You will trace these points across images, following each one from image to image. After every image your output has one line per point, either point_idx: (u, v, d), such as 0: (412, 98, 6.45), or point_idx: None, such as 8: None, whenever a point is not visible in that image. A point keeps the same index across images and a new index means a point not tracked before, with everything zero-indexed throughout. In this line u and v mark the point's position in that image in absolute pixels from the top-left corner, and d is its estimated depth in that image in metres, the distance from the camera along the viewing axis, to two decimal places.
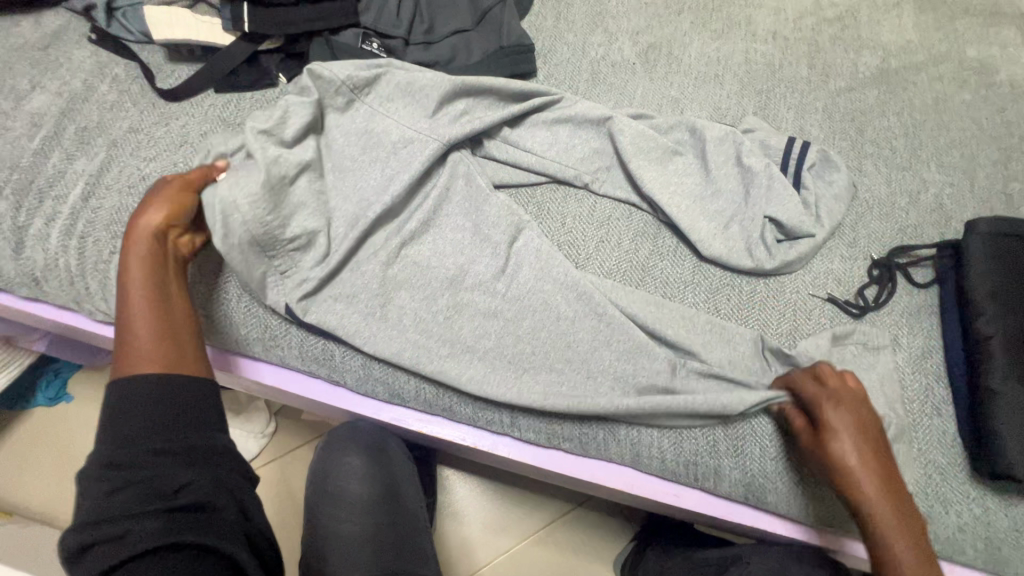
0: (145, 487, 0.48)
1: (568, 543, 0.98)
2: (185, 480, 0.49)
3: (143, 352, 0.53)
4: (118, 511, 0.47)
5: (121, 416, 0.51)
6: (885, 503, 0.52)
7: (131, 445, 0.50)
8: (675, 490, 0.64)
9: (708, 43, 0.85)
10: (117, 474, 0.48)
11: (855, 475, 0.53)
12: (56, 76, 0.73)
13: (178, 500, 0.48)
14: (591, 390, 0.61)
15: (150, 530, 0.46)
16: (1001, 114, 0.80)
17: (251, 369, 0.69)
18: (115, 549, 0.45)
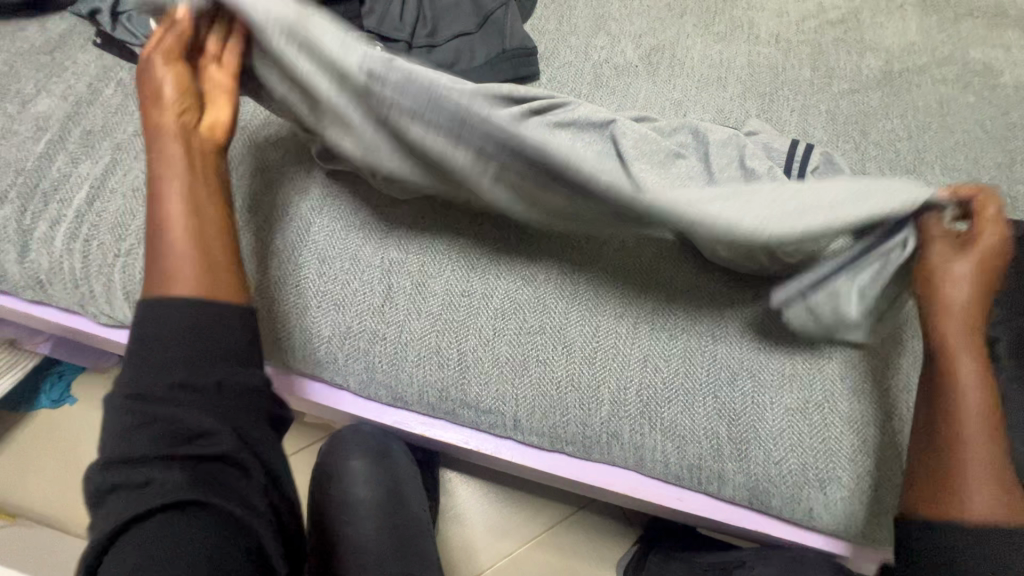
0: (167, 428, 0.48)
1: (571, 546, 0.98)
2: (207, 430, 0.48)
3: (177, 271, 0.52)
4: (143, 454, 0.47)
5: (156, 338, 0.50)
6: (968, 336, 0.53)
7: (159, 368, 0.49)
8: (678, 494, 0.64)
9: (710, 46, 0.85)
10: (140, 410, 0.48)
11: (956, 312, 0.53)
12: (61, 80, 0.73)
13: (204, 453, 0.48)
14: (591, 394, 0.61)
15: (171, 484, 0.46)
16: (1005, 116, 0.80)
17: (322, 393, 0.69)
18: (138, 498, 0.46)
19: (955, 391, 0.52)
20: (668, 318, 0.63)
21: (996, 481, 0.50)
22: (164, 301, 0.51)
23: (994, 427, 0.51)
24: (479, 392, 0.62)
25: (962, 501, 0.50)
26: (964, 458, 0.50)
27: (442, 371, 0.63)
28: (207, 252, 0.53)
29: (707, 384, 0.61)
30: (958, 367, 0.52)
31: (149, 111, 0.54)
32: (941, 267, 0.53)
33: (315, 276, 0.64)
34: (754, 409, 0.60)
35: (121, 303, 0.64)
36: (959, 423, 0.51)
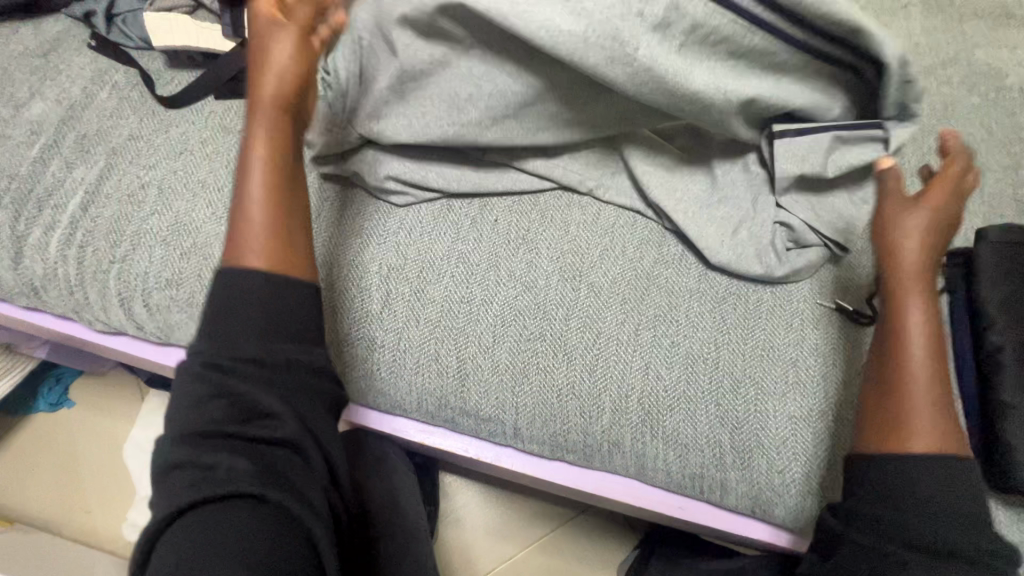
0: (243, 408, 0.44)
1: (572, 550, 0.97)
2: (278, 413, 0.44)
3: (251, 231, 0.49)
4: (217, 431, 0.43)
5: (226, 311, 0.47)
6: (919, 286, 0.52)
7: (234, 343, 0.46)
8: (681, 503, 0.63)
9: None
10: (223, 381, 0.44)
11: (908, 242, 0.53)
12: (55, 84, 0.72)
13: (277, 435, 0.44)
14: (591, 402, 0.60)
15: (240, 471, 0.41)
16: (1011, 118, 0.79)
17: (382, 420, 0.68)
18: (198, 481, 0.41)
19: (897, 322, 0.52)
20: (670, 325, 0.63)
21: (934, 409, 0.49)
22: (241, 270, 0.48)
23: (937, 360, 0.51)
24: (479, 399, 0.62)
25: (909, 433, 0.49)
26: (905, 388, 0.50)
27: (441, 378, 0.62)
28: (296, 232, 0.51)
29: (709, 392, 0.60)
30: (904, 299, 0.52)
31: (270, 58, 0.51)
32: (897, 208, 0.54)
33: (365, 266, 0.65)
34: (757, 417, 0.59)
35: (116, 310, 0.64)
36: (902, 353, 0.51)
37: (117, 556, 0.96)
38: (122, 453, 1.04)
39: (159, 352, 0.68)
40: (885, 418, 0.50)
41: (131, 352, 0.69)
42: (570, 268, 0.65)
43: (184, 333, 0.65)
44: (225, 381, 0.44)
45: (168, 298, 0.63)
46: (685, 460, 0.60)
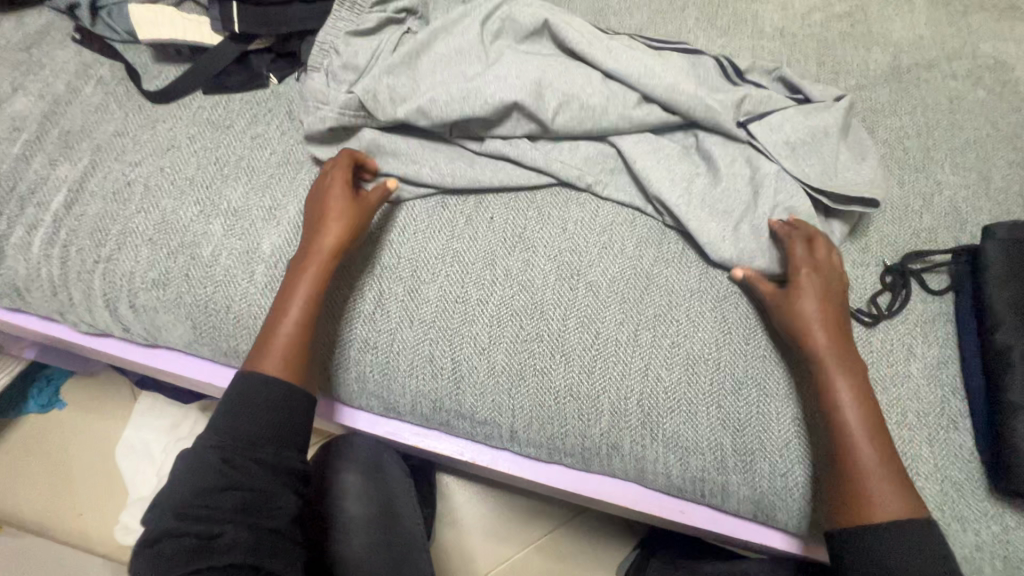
0: (242, 497, 0.50)
1: (571, 553, 0.96)
2: (275, 504, 0.51)
3: (277, 356, 0.55)
4: (215, 509, 0.49)
5: (238, 407, 0.53)
6: (835, 359, 0.55)
7: (249, 441, 0.52)
8: (681, 506, 0.62)
9: (713, 41, 0.83)
10: (228, 473, 0.50)
11: (810, 326, 0.56)
12: (39, 78, 0.70)
13: (271, 518, 0.51)
14: (589, 403, 0.59)
15: (238, 541, 0.48)
16: (1018, 112, 0.78)
17: (350, 418, 0.66)
18: (200, 550, 0.48)
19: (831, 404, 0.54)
20: (670, 325, 0.61)
21: (885, 474, 0.50)
22: (260, 380, 0.54)
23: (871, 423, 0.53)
24: (474, 402, 0.60)
25: (872, 505, 0.50)
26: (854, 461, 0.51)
27: (436, 380, 0.60)
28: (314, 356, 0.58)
29: (710, 394, 0.58)
30: (826, 382, 0.54)
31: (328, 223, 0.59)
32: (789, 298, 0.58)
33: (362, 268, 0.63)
34: (760, 419, 0.58)
35: (102, 312, 0.62)
36: (842, 430, 0.53)
37: (108, 559, 0.95)
38: (113, 455, 1.03)
39: (146, 353, 0.66)
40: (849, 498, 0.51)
41: (118, 353, 0.67)
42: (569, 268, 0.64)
43: (172, 334, 0.63)
44: (228, 477, 0.50)
45: (155, 299, 0.61)
46: (686, 464, 0.58)
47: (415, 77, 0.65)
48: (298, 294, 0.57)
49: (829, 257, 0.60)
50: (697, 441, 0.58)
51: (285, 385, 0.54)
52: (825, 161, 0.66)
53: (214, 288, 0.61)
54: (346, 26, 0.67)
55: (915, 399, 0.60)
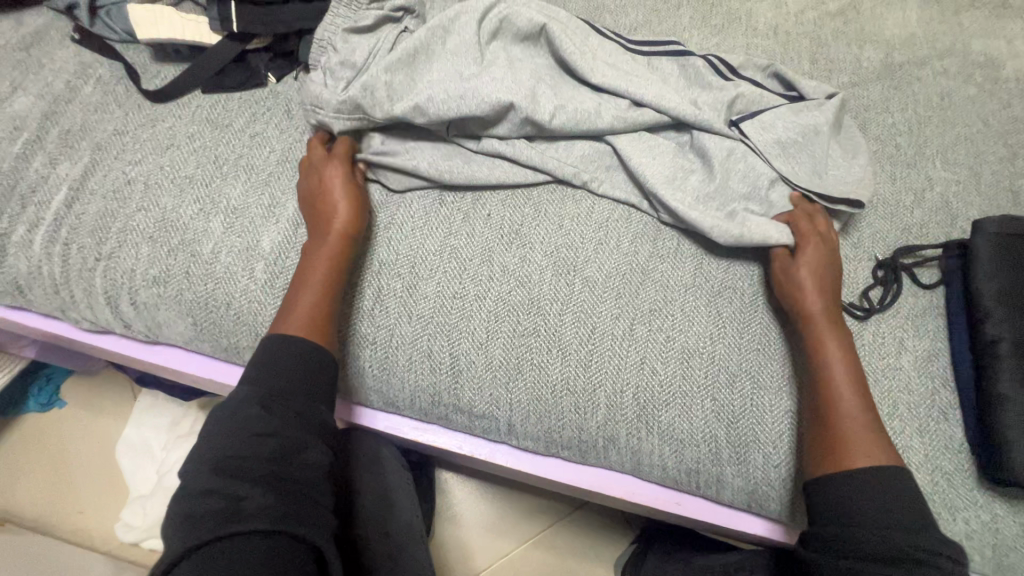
0: (276, 449, 0.47)
1: (570, 547, 0.97)
2: (309, 457, 0.49)
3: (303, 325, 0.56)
4: (247, 467, 0.46)
5: (270, 369, 0.53)
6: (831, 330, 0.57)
7: (281, 396, 0.51)
8: (677, 498, 0.63)
9: (707, 38, 0.83)
10: (265, 418, 0.49)
11: (808, 295, 0.59)
12: (38, 78, 0.71)
13: (297, 475, 0.47)
14: (585, 397, 0.60)
15: (264, 505, 0.43)
16: (1008, 109, 0.79)
17: (370, 419, 0.67)
18: (224, 512, 0.43)
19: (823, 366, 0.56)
20: (665, 320, 0.62)
21: (868, 430, 0.53)
22: (286, 344, 0.54)
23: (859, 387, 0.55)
24: (472, 396, 0.61)
25: (851, 453, 0.52)
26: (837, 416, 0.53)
27: (434, 374, 0.61)
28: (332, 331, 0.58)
29: (705, 386, 0.59)
30: (822, 348, 0.57)
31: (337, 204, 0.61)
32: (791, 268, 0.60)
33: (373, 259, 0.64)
34: (754, 412, 0.58)
35: (103, 309, 0.63)
36: (829, 391, 0.55)
37: (109, 556, 0.96)
38: (114, 453, 1.03)
39: (147, 350, 0.67)
40: (829, 447, 0.53)
41: (119, 350, 0.68)
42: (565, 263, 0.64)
43: (173, 331, 0.64)
44: (266, 419, 0.49)
45: (155, 296, 0.62)
46: (681, 456, 0.59)
47: (413, 75, 0.66)
48: (317, 269, 0.59)
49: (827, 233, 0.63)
50: (692, 433, 0.59)
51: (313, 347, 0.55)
52: (817, 160, 0.67)
53: (214, 284, 0.62)
54: (343, 24, 0.69)
55: (906, 391, 0.61)
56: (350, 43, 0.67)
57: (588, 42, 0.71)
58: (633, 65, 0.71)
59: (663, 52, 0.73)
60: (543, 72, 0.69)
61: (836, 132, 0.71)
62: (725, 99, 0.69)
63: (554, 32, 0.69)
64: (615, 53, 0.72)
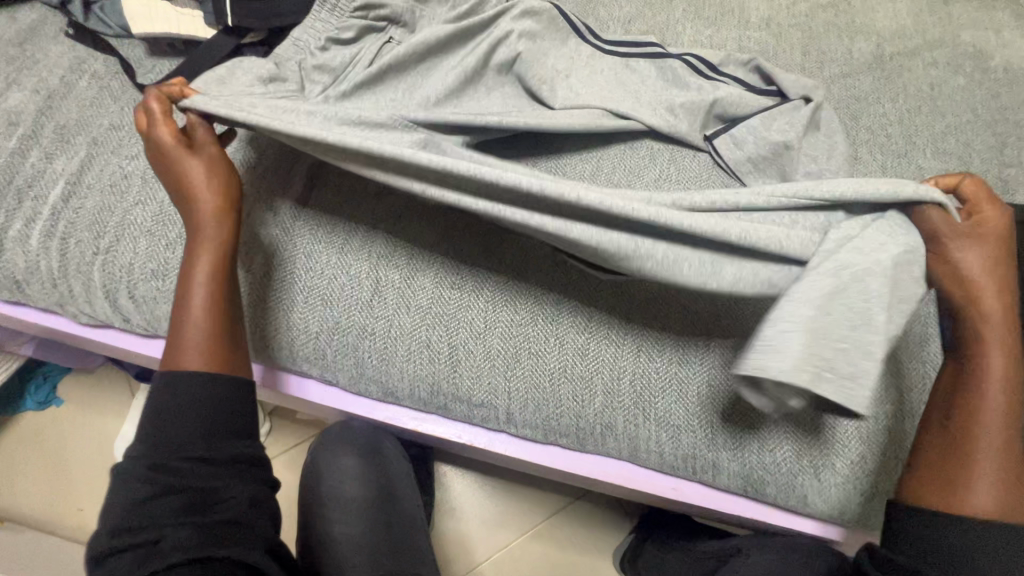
0: (187, 497, 0.49)
1: (570, 537, 0.98)
2: (225, 496, 0.51)
3: (191, 345, 0.53)
4: (156, 515, 0.48)
5: (173, 415, 0.50)
6: (996, 342, 0.50)
7: (180, 444, 0.50)
8: (674, 484, 0.63)
9: (701, 31, 0.84)
10: (159, 479, 0.49)
11: (983, 295, 0.50)
12: (33, 73, 0.71)
13: (205, 509, 0.49)
14: (584, 383, 0.60)
15: (180, 541, 0.47)
16: (996, 99, 0.80)
17: (299, 387, 0.68)
18: (145, 556, 0.47)
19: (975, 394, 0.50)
20: (661, 307, 0.62)
21: (1002, 473, 0.48)
22: (181, 377, 0.51)
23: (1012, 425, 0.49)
24: (471, 385, 0.61)
25: (967, 494, 0.48)
26: (977, 453, 0.49)
27: (432, 364, 0.62)
28: (234, 334, 0.55)
29: (701, 372, 0.60)
30: (978, 361, 0.50)
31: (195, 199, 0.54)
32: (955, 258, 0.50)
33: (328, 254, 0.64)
34: (748, 398, 0.59)
35: (101, 304, 0.63)
36: (974, 423, 0.49)
37: None
38: (113, 450, 1.03)
39: (147, 344, 0.67)
40: (939, 478, 0.50)
41: (118, 345, 0.68)
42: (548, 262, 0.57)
43: (171, 324, 0.64)
44: (170, 462, 0.49)
45: (154, 290, 0.62)
46: (679, 442, 0.60)
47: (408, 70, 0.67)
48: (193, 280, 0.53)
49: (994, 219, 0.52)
50: (689, 418, 0.60)
51: (208, 368, 0.52)
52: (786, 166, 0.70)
53: None
54: (323, 29, 0.70)
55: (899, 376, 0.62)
56: (335, 53, 0.69)
57: (551, 63, 0.74)
58: (609, 71, 0.76)
59: (640, 53, 0.77)
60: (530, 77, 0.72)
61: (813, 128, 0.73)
62: (702, 104, 0.72)
63: (523, 63, 0.72)
64: (589, 65, 0.76)
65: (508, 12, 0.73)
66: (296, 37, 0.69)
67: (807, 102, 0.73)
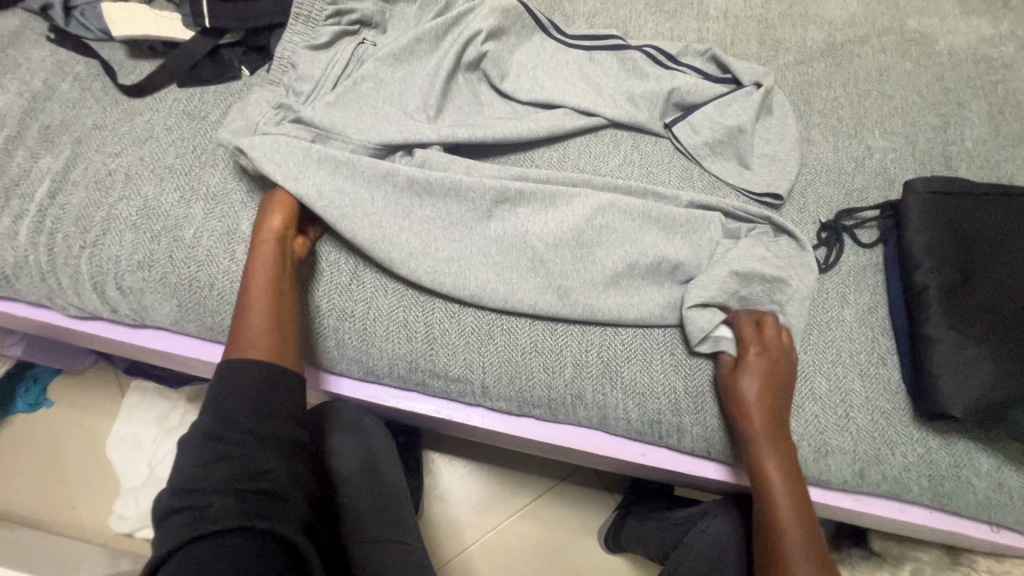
0: (235, 465, 0.50)
1: (558, 515, 1.01)
2: (268, 467, 0.51)
3: (251, 347, 0.57)
4: (208, 483, 0.49)
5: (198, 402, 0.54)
6: (771, 456, 0.57)
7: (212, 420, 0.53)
8: (644, 449, 0.67)
9: (662, 23, 0.88)
10: (213, 446, 0.51)
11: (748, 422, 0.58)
12: (16, 76, 0.73)
13: (256, 475, 0.50)
14: (552, 356, 0.64)
15: (227, 507, 0.47)
16: (940, 81, 0.84)
17: None
18: (195, 519, 0.47)
19: (773, 513, 0.57)
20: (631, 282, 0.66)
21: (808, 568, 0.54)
22: (236, 370, 0.55)
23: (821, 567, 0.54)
24: (447, 361, 0.65)
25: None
26: (787, 556, 0.55)
27: (410, 342, 0.65)
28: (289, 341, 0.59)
29: (664, 343, 0.65)
30: (758, 471, 0.58)
31: (264, 224, 0.63)
32: (733, 386, 0.59)
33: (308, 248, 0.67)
34: (709, 364, 0.64)
35: (90, 295, 0.65)
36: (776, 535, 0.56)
37: (104, 546, 0.98)
38: (105, 448, 1.05)
39: (136, 335, 0.70)
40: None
41: (107, 336, 0.70)
42: (501, 267, 0.65)
43: (159, 313, 0.66)
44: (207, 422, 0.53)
45: (141, 280, 0.65)
46: (648, 409, 0.63)
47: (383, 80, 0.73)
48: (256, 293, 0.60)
49: (753, 358, 0.59)
50: (654, 388, 0.63)
51: (259, 367, 0.55)
52: (741, 153, 0.75)
53: (197, 267, 0.64)
54: (301, 40, 0.74)
55: (848, 339, 0.66)
56: (314, 58, 0.73)
57: (516, 62, 0.79)
58: (573, 64, 0.80)
59: (603, 46, 0.81)
60: (495, 75, 0.77)
61: (763, 115, 0.78)
62: (661, 94, 0.76)
63: (489, 60, 0.77)
64: (554, 59, 0.80)
65: (475, 10, 0.77)
66: (278, 56, 0.73)
67: (759, 86, 0.78)
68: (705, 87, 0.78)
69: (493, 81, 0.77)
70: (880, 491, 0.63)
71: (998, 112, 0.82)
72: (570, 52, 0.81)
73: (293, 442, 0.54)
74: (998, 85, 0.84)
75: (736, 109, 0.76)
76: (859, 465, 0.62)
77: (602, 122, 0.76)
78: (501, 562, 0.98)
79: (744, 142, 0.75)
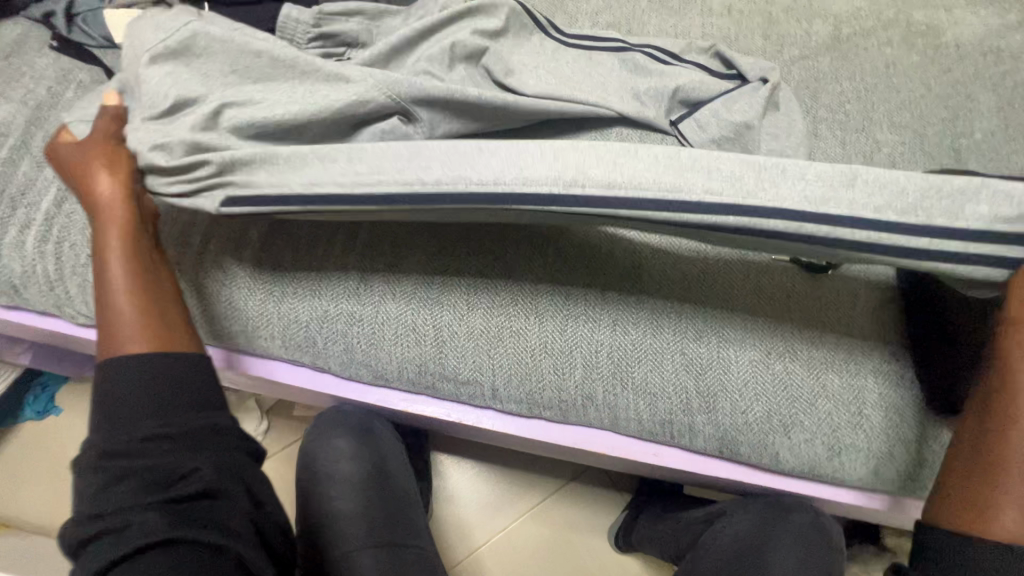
0: (150, 475, 0.48)
1: (566, 517, 1.01)
2: (187, 470, 0.49)
3: (127, 336, 0.54)
4: (118, 502, 0.47)
5: (111, 402, 0.52)
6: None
7: (128, 427, 0.50)
8: (655, 450, 0.67)
9: (665, 20, 0.88)
10: (114, 464, 0.49)
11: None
12: (20, 85, 0.73)
13: (178, 488, 0.48)
14: (560, 360, 0.64)
15: (145, 524, 0.46)
16: (948, 74, 0.84)
17: (265, 368, 0.70)
18: (114, 541, 0.45)
19: (1001, 427, 0.47)
20: (606, 279, 0.65)
21: None
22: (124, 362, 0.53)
23: None
24: (457, 364, 0.65)
25: (991, 520, 0.46)
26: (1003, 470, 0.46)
27: (419, 347, 0.65)
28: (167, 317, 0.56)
29: (675, 341, 0.63)
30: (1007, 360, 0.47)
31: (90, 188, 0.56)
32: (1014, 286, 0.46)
33: (298, 257, 0.66)
34: (720, 362, 0.62)
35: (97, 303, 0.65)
36: (1001, 444, 0.46)
37: None
38: None
39: None
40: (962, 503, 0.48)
41: None
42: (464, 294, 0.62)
43: None
44: (116, 436, 0.50)
45: None
46: (661, 410, 0.63)
47: None
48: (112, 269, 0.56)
49: None
50: (672, 389, 0.62)
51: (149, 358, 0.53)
52: (748, 151, 0.75)
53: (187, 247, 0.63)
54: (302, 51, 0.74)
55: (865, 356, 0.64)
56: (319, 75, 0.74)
57: (518, 58, 0.77)
58: (574, 62, 0.79)
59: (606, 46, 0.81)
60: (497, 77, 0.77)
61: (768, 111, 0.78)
62: (665, 93, 0.76)
63: (491, 56, 0.75)
64: (556, 59, 0.80)
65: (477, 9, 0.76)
66: None
67: (765, 82, 0.77)
68: (709, 85, 0.77)
69: (495, 75, 0.75)
70: (894, 490, 0.62)
71: (1006, 103, 0.81)
72: (572, 51, 0.80)
73: (211, 436, 0.52)
74: (1006, 76, 0.83)
75: (740, 106, 0.76)
76: (871, 463, 0.61)
77: (609, 120, 0.76)
78: (510, 565, 0.97)
79: (747, 142, 0.74)
